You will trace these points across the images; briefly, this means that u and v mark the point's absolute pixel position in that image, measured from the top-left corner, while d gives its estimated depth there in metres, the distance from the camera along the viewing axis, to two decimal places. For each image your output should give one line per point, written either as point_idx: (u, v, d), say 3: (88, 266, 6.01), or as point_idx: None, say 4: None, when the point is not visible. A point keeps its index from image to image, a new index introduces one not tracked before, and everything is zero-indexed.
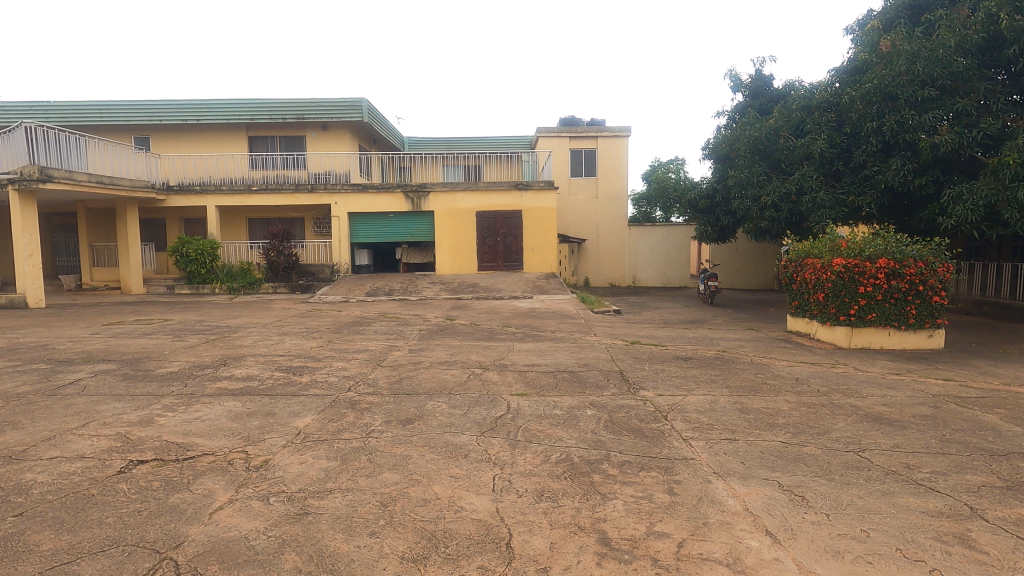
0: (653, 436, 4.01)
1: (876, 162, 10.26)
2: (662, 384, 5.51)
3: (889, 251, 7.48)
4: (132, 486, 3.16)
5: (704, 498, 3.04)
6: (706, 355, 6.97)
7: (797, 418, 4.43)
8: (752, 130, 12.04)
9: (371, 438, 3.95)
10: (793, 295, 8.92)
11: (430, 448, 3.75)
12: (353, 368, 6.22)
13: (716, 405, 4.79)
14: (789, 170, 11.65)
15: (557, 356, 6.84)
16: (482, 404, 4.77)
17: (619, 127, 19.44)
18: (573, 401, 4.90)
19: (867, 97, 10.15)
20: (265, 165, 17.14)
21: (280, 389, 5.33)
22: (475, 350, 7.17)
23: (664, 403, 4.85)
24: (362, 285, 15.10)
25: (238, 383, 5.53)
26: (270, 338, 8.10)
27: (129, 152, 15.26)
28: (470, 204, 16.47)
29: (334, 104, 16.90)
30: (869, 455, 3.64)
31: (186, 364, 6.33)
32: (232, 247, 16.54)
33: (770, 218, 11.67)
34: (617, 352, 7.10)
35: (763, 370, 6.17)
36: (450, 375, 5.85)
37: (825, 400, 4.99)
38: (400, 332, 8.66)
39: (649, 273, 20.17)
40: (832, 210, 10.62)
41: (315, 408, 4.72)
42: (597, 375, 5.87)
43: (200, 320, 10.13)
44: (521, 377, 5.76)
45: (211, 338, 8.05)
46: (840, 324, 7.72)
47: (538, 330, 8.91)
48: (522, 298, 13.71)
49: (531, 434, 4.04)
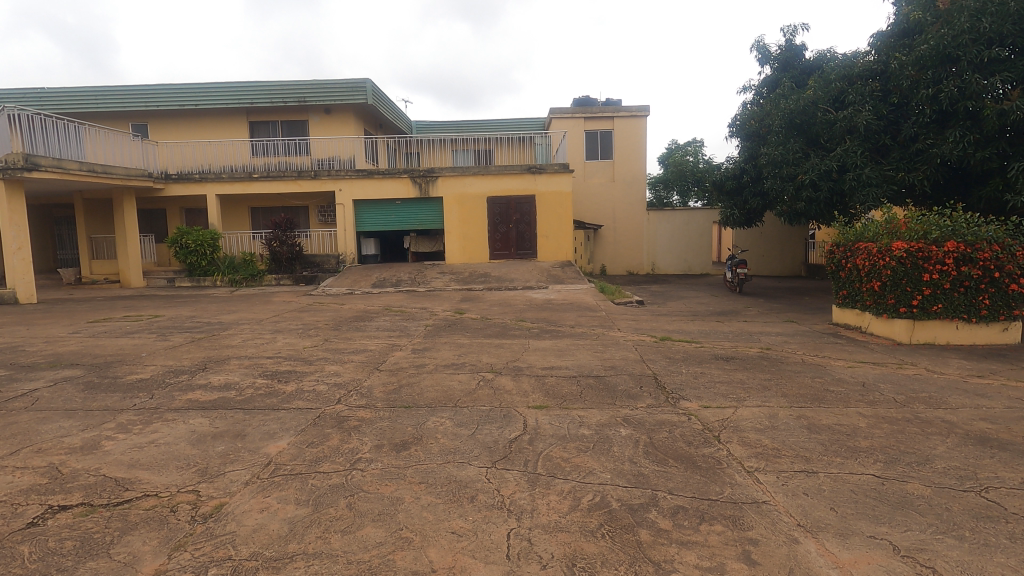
0: (709, 468, 3.19)
1: (930, 134, 9.28)
2: (706, 393, 4.67)
3: (959, 232, 6.54)
4: (36, 550, 2.42)
5: (797, 569, 2.23)
6: (748, 355, 6.10)
7: (883, 441, 3.58)
8: (788, 102, 10.99)
9: (354, 473, 3.16)
10: (839, 285, 8.00)
11: (428, 487, 2.97)
12: (347, 373, 5.47)
13: (778, 421, 3.96)
14: (829, 146, 10.58)
15: (579, 356, 6.02)
16: (494, 422, 3.98)
17: (637, 107, 18.42)
18: (602, 416, 4.09)
19: (920, 62, 9.12)
20: (266, 151, 16.42)
21: (259, 401, 4.58)
22: (486, 350, 6.36)
23: (713, 419, 4.02)
24: (368, 276, 14.32)
25: (212, 393, 4.78)
26: (262, 337, 7.36)
27: (124, 139, 14.62)
28: (480, 189, 15.61)
29: (337, 86, 16.07)
30: (998, 498, 2.79)
31: (160, 369, 5.61)
32: (233, 237, 15.89)
33: (808, 199, 10.59)
34: (647, 351, 6.26)
35: (820, 373, 5.30)
36: (457, 382, 5.06)
37: (908, 413, 4.11)
38: (404, 329, 7.86)
39: (669, 260, 19.14)
40: (879, 188, 9.58)
41: (293, 427, 3.95)
42: (626, 381, 5.03)
43: (191, 316, 9.40)
44: (539, 384, 4.95)
45: (197, 337, 7.34)
46: (899, 317, 6.81)
47: (555, 325, 8.08)
48: (536, 288, 12.90)
49: (555, 465, 3.24)
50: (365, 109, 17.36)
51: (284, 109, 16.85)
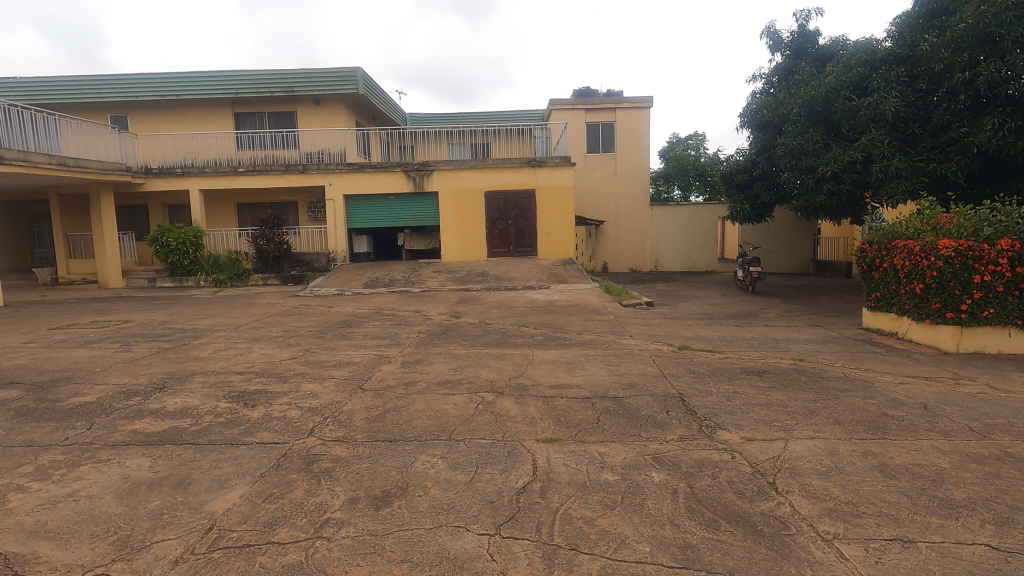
0: (775, 537, 2.47)
1: (964, 122, 8.61)
2: (745, 420, 3.96)
3: (1014, 228, 5.84)
4: None
5: None
6: (782, 368, 5.40)
7: (981, 491, 2.88)
8: (807, 89, 10.24)
9: (317, 546, 2.44)
10: (871, 286, 7.30)
11: (412, 571, 2.25)
12: (326, 394, 4.73)
13: (842, 462, 3.25)
14: (851, 136, 9.87)
15: (591, 371, 5.30)
16: (497, 464, 3.25)
17: (641, 97, 17.68)
18: (626, 454, 3.38)
19: (956, 43, 8.45)
20: (252, 144, 15.63)
21: (217, 433, 3.85)
22: (485, 363, 5.65)
23: (762, 457, 3.31)
24: (359, 275, 13.58)
25: (162, 423, 4.04)
26: (236, 347, 6.60)
27: (100, 131, 13.82)
28: (477, 183, 14.86)
29: (326, 75, 15.26)
30: None
31: (110, 390, 4.86)
32: (217, 235, 15.11)
33: (829, 192, 9.86)
34: (667, 364, 5.55)
35: (871, 393, 4.60)
36: (451, 406, 4.32)
37: (994, 449, 3.41)
38: (395, 336, 7.13)
39: (673, 257, 18.41)
40: (909, 180, 8.88)
41: (251, 471, 3.22)
42: (650, 404, 4.31)
43: (163, 321, 8.61)
44: (548, 408, 4.24)
45: (164, 348, 6.59)
46: (946, 323, 6.11)
47: (561, 331, 7.34)
48: (537, 288, 12.15)
49: (578, 531, 2.53)
50: (356, 100, 16.57)
51: (271, 100, 16.04)
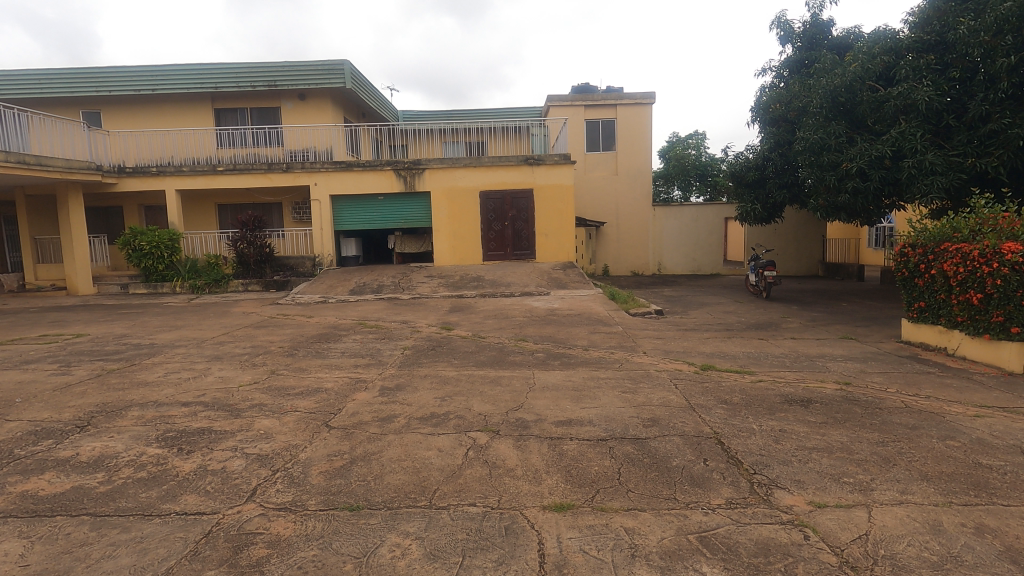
0: None
1: (1006, 113, 7.86)
2: (808, 475, 3.11)
3: None
4: None
5: None
6: (829, 396, 4.57)
7: None
8: (828, 78, 9.35)
9: None
10: (913, 294, 6.49)
11: None
12: (283, 434, 3.86)
13: (956, 546, 2.40)
14: (878, 129, 9.05)
15: (603, 401, 4.44)
16: (490, 552, 2.39)
17: (643, 93, 16.87)
18: (663, 532, 2.54)
19: (999, 25, 7.69)
20: (233, 141, 14.76)
21: (129, 497, 2.97)
22: (478, 389, 4.80)
23: (847, 538, 2.47)
24: (346, 280, 12.69)
25: (66, 480, 3.17)
26: (191, 369, 5.72)
27: (68, 128, 12.90)
28: (472, 182, 14.01)
29: (312, 68, 14.38)
30: None
31: (20, 430, 3.98)
32: (196, 238, 14.24)
33: (854, 190, 9.04)
34: (691, 391, 4.68)
35: (948, 431, 3.75)
36: (434, 453, 3.46)
37: None
38: (376, 354, 6.28)
39: (677, 260, 17.58)
40: (945, 177, 8.09)
41: (153, 565, 2.35)
42: (681, 449, 3.47)
43: (119, 336, 7.70)
44: (556, 455, 3.40)
45: (108, 370, 5.71)
46: (1010, 339, 5.31)
47: (564, 347, 6.50)
48: (536, 295, 11.30)
49: None
50: (344, 95, 15.70)
51: (254, 95, 15.17)
